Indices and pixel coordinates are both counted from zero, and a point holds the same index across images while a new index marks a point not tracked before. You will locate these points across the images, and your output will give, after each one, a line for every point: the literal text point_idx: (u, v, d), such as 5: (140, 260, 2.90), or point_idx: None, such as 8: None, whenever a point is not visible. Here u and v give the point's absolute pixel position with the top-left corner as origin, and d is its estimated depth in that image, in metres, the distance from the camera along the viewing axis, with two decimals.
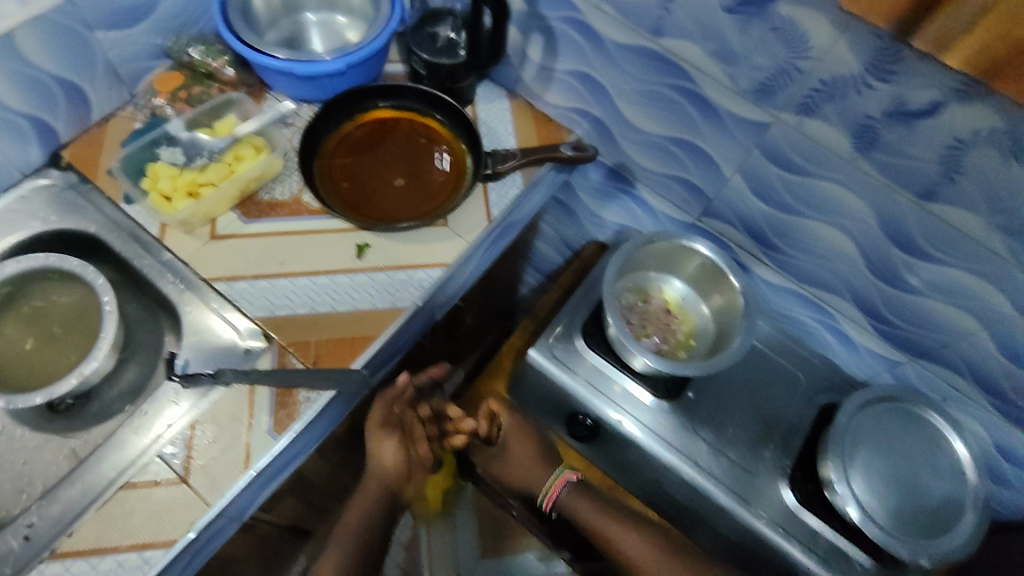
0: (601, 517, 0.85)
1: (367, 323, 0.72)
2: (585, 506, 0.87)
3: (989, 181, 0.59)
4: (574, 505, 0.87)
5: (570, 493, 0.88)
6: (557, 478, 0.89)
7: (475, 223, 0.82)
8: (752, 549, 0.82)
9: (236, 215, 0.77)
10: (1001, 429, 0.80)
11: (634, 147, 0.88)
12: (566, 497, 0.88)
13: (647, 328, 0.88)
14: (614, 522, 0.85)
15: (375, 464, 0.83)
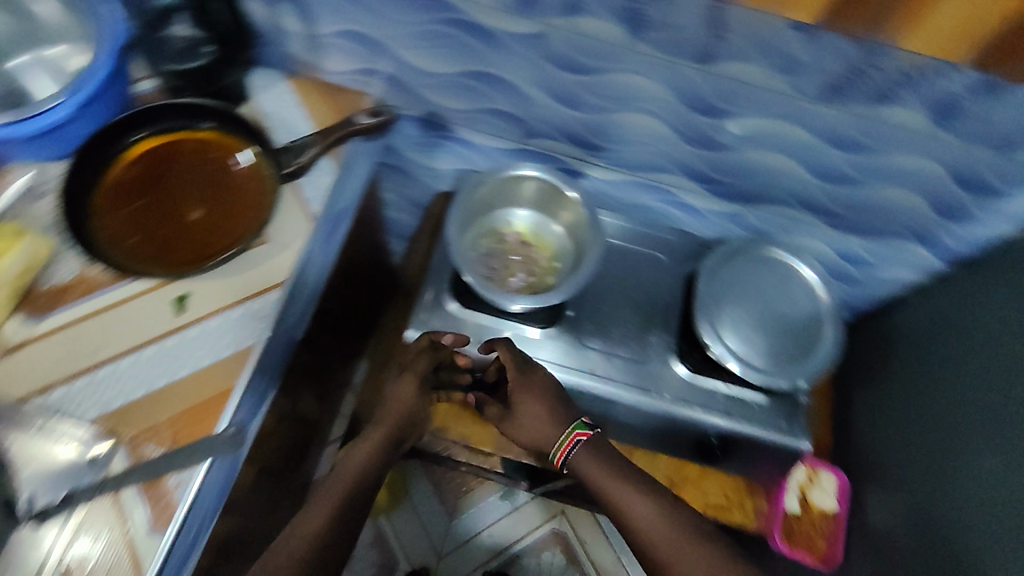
0: (614, 481, 0.70)
1: (218, 379, 0.67)
2: (597, 470, 0.71)
3: (751, 30, 0.60)
4: (582, 468, 0.72)
5: (580, 455, 0.73)
6: (564, 439, 0.73)
7: (297, 227, 0.75)
8: (668, 429, 0.88)
9: (21, 317, 0.67)
10: (835, 239, 0.89)
11: (433, 92, 0.83)
12: (576, 462, 0.73)
13: (510, 268, 0.87)
14: (626, 487, 0.70)
15: (381, 423, 0.75)
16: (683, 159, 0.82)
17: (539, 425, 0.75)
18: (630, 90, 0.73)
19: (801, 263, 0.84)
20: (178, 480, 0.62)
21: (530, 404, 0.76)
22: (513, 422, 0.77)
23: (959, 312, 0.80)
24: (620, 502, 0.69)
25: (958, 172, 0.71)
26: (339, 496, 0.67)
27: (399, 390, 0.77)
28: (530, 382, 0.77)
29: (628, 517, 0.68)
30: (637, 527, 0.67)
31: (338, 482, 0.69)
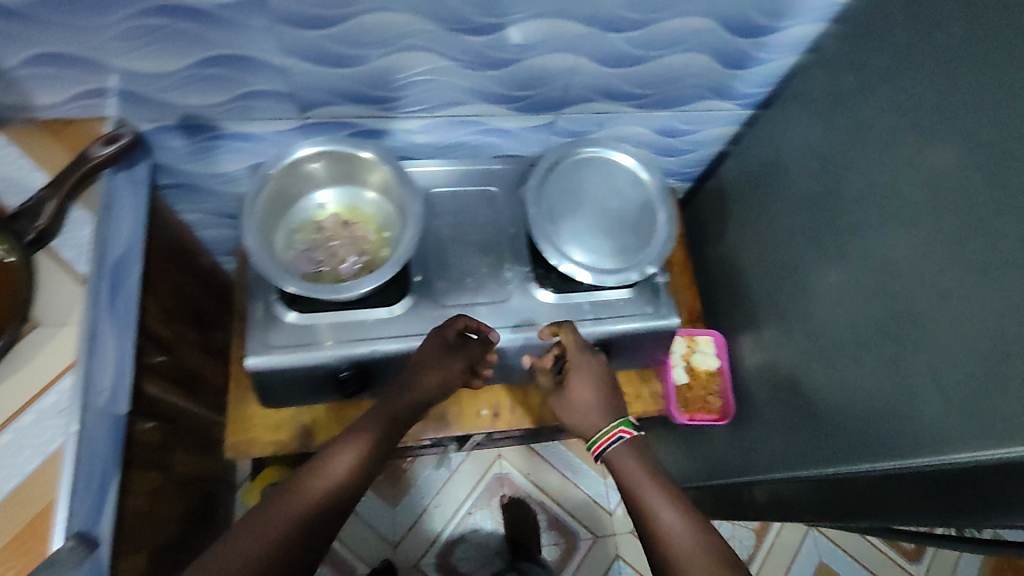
0: (648, 478, 0.71)
1: (32, 496, 0.58)
2: (633, 465, 0.73)
3: None
4: (617, 461, 0.74)
5: (618, 449, 0.75)
6: (606, 430, 0.76)
7: (69, 298, 0.65)
8: None
9: None
10: (647, 118, 0.89)
11: (177, 96, 0.72)
12: (611, 457, 0.75)
13: (338, 254, 0.77)
14: (657, 488, 0.70)
15: (368, 432, 0.71)
16: (473, 85, 0.77)
17: (586, 410, 0.78)
18: (388, 30, 0.66)
19: (610, 150, 0.84)
20: None
21: (585, 391, 0.78)
22: (561, 401, 0.80)
23: (780, 151, 0.82)
24: (646, 495, 0.70)
25: (729, 19, 0.71)
26: (290, 516, 0.63)
27: (432, 375, 0.75)
28: (587, 370, 0.78)
29: (650, 509, 0.68)
30: (655, 511, 0.68)
31: (290, 494, 0.65)
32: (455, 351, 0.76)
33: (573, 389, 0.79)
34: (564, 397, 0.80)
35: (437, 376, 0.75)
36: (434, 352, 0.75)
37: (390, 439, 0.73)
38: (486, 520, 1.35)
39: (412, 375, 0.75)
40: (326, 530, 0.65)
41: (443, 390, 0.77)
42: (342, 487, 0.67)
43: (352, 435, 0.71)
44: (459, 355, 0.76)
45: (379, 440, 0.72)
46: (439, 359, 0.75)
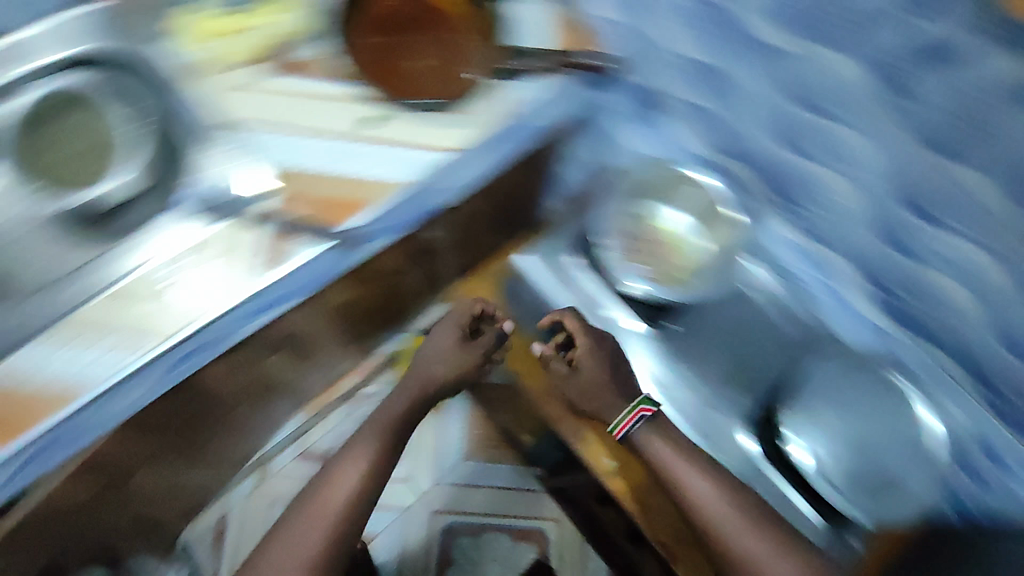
0: (679, 457, 0.83)
1: (369, 191, 0.78)
2: (660, 447, 0.84)
3: (1004, 136, 0.57)
4: (648, 443, 0.85)
5: (643, 428, 0.85)
6: (622, 417, 0.86)
7: (493, 117, 0.82)
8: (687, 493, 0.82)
9: (263, 70, 0.82)
10: (983, 423, 0.76)
11: (668, 74, 0.85)
12: (636, 436, 0.86)
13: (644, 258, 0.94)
14: (694, 466, 0.83)
15: (355, 444, 0.91)
16: (865, 250, 0.77)
17: (599, 381, 0.89)
18: (848, 152, 0.70)
19: (921, 403, 0.83)
20: (300, 245, 0.76)
21: (595, 365, 0.89)
22: (572, 379, 0.90)
23: None
24: (687, 484, 0.82)
25: None
26: (339, 485, 0.87)
27: (445, 363, 0.96)
28: (590, 348, 0.89)
29: (688, 491, 0.82)
30: (703, 508, 0.81)
31: (343, 465, 0.89)
32: (458, 340, 0.97)
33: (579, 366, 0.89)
34: (572, 377, 0.90)
35: (442, 362, 0.96)
36: (443, 342, 0.97)
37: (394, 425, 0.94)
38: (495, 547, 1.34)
39: (415, 365, 0.97)
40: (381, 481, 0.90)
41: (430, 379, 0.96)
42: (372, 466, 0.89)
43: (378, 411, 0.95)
44: (461, 347, 0.96)
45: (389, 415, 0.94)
46: (455, 347, 0.96)
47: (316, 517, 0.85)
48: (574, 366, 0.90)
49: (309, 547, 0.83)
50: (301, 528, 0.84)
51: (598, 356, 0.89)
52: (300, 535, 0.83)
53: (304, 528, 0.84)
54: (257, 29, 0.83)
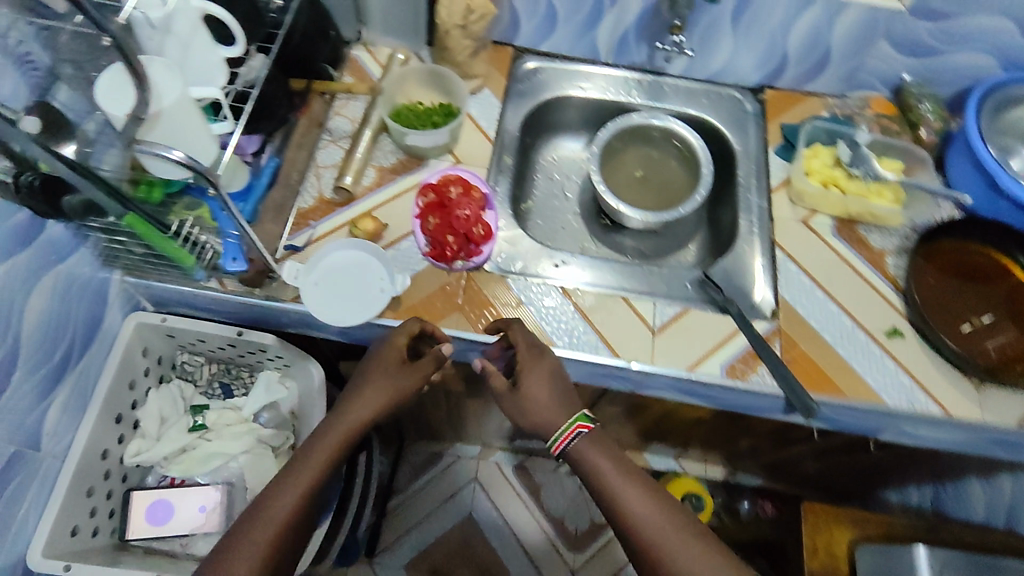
0: (617, 467, 0.63)
1: (846, 378, 0.72)
2: (597, 458, 0.63)
3: None
4: (580, 460, 0.63)
5: (581, 445, 0.64)
6: (560, 429, 0.65)
7: (1004, 415, 0.70)
8: None
9: (831, 222, 0.81)
10: None
11: None
12: (573, 452, 0.64)
13: None
14: (635, 483, 0.61)
15: (329, 431, 0.66)
16: None
17: (548, 407, 0.66)
18: None
19: None
20: (763, 375, 0.72)
21: (539, 386, 0.67)
22: (514, 403, 0.68)
23: None
24: (603, 475, 0.62)
25: None
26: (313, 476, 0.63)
27: (376, 389, 0.68)
28: (540, 366, 0.68)
29: (619, 506, 0.60)
30: (637, 518, 0.60)
31: (311, 454, 0.64)
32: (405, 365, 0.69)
33: (524, 382, 0.67)
34: (516, 399, 0.67)
35: (390, 377, 0.68)
36: (375, 366, 0.69)
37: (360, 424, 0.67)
38: None
39: (358, 389, 0.68)
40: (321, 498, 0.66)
41: (381, 399, 0.68)
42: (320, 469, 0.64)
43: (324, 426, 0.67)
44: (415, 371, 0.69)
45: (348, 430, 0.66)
46: (390, 373, 0.68)
47: (287, 507, 0.61)
48: (518, 386, 0.67)
49: (287, 507, 0.61)
50: (277, 502, 0.61)
51: (542, 367, 0.68)
52: (266, 518, 0.60)
53: (281, 492, 0.61)
54: (867, 202, 0.79)
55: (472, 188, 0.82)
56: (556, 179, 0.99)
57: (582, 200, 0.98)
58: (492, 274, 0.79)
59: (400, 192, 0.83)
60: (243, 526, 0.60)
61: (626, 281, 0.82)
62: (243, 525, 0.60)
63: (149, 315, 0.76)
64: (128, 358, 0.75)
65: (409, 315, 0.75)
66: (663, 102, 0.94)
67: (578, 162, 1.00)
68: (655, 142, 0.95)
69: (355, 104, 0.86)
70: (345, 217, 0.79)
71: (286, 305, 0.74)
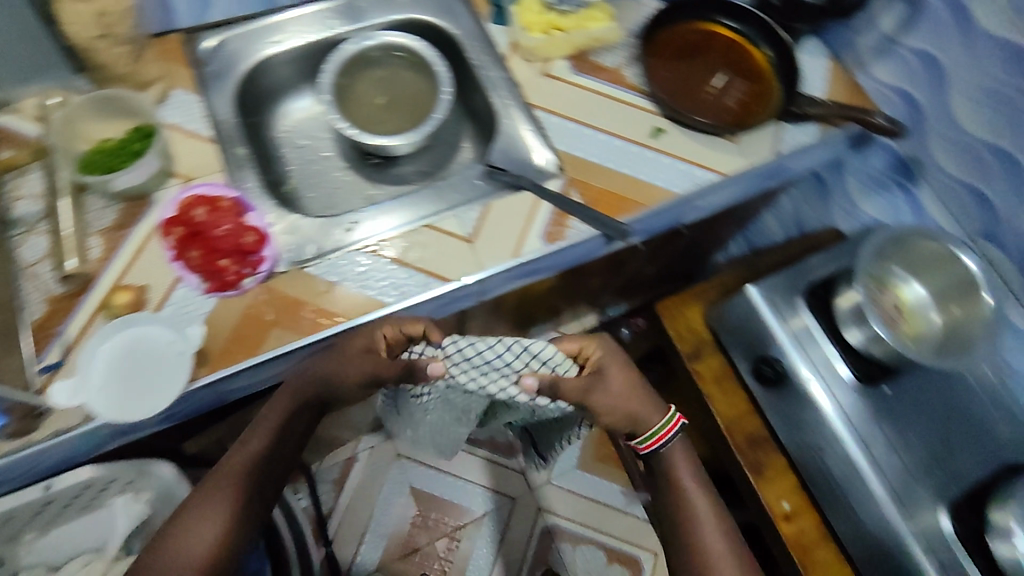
0: (697, 483, 0.76)
1: (642, 192, 0.82)
2: (688, 472, 0.76)
3: None
4: (680, 462, 0.77)
5: (679, 448, 0.77)
6: (665, 424, 0.73)
7: (759, 150, 0.87)
8: (866, 538, 0.81)
9: (568, 64, 0.88)
10: None
11: (941, 146, 0.86)
12: (664, 453, 0.77)
13: (879, 312, 0.84)
14: (704, 495, 0.75)
15: (233, 462, 0.69)
16: None
17: (625, 387, 0.71)
18: None
19: None
20: (576, 225, 0.78)
21: (621, 372, 0.72)
22: (597, 391, 0.69)
23: None
24: (706, 510, 0.74)
25: None
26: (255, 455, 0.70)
27: (348, 365, 0.65)
28: (614, 354, 0.73)
29: (692, 513, 0.74)
30: (711, 533, 0.73)
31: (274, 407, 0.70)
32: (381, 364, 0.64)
33: (608, 373, 0.71)
34: (598, 385, 0.69)
35: (354, 363, 0.65)
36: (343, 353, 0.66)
37: (283, 441, 0.71)
38: (588, 560, 1.35)
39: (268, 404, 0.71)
40: (280, 459, 0.73)
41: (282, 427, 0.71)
42: (257, 461, 0.70)
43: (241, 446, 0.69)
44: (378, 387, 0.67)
45: (256, 460, 0.70)
46: (354, 352, 0.65)
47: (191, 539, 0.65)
48: (603, 373, 0.70)
49: (216, 537, 0.65)
50: (224, 484, 0.67)
51: (621, 366, 0.72)
52: (202, 520, 0.66)
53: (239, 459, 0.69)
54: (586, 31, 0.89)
55: (218, 201, 0.74)
56: (304, 144, 0.93)
57: (341, 150, 0.93)
58: (287, 270, 0.72)
59: (142, 243, 0.71)
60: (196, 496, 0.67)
61: (422, 203, 0.78)
62: (224, 462, 0.69)
63: (555, 351, 0.64)
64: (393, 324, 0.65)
65: (227, 358, 0.67)
66: (364, 19, 0.91)
67: (319, 116, 0.94)
68: (376, 62, 0.91)
69: (29, 179, 0.73)
70: (90, 306, 0.67)
71: (81, 428, 0.63)
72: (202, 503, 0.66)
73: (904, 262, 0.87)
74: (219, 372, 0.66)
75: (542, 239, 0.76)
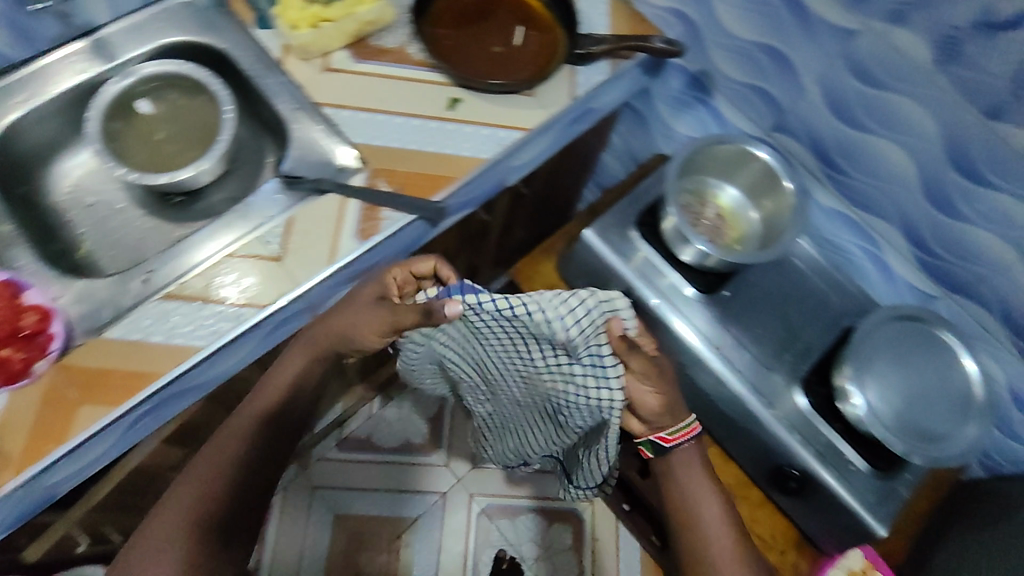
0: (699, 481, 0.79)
1: (449, 165, 0.80)
2: (689, 471, 0.79)
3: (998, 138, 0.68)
4: (683, 461, 0.79)
5: (693, 450, 0.79)
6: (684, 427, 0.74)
7: (558, 97, 0.87)
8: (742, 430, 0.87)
9: (347, 54, 0.84)
10: (1020, 373, 0.82)
11: (721, 54, 0.89)
12: (675, 459, 0.78)
13: (699, 226, 0.90)
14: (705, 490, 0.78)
15: (212, 454, 0.74)
16: (909, 213, 0.81)
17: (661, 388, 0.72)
18: (901, 120, 0.75)
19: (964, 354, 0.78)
20: (388, 215, 0.76)
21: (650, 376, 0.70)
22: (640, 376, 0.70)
23: None
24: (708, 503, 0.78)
25: None
26: (232, 445, 0.74)
27: (351, 317, 0.71)
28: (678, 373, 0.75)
29: (693, 507, 0.79)
30: (707, 523, 0.78)
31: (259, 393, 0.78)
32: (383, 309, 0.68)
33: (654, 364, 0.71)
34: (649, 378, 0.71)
35: (368, 312, 0.70)
36: (352, 305, 0.73)
37: (292, 396, 0.78)
38: (529, 527, 1.37)
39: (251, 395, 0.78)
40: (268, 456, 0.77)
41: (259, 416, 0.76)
42: (233, 454, 0.74)
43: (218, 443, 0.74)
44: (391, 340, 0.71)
45: (233, 454, 0.74)
46: (362, 304, 0.71)
47: (200, 482, 0.72)
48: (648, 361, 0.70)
49: (180, 540, 0.68)
50: (197, 477, 0.72)
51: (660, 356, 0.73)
52: (168, 522, 0.69)
53: (217, 451, 0.74)
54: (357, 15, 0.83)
55: None
56: (93, 201, 0.86)
57: (135, 198, 0.86)
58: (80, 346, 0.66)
59: None
60: (172, 495, 0.72)
61: (223, 232, 0.74)
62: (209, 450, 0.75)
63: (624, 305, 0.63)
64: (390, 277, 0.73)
65: (38, 449, 0.62)
66: (121, 55, 0.83)
67: (99, 172, 0.87)
68: (146, 98, 0.85)
69: None
70: None
71: None
72: (174, 499, 0.71)
73: (716, 171, 0.92)
74: (45, 458, 0.62)
75: (355, 236, 0.74)
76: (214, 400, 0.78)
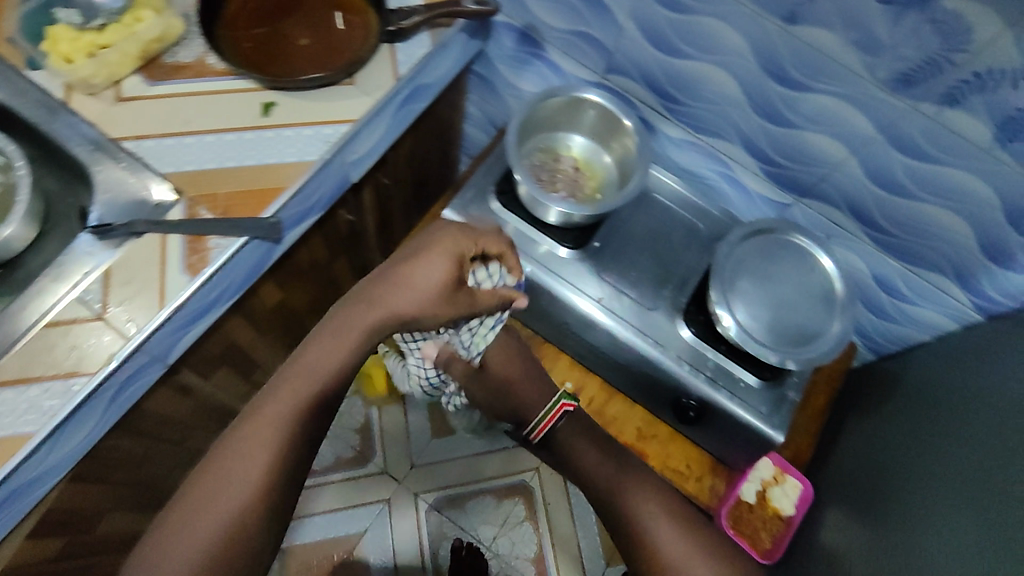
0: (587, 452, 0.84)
1: (276, 175, 0.75)
2: (578, 444, 0.85)
3: (801, 41, 0.68)
4: (568, 436, 0.86)
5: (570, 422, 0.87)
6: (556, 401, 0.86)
7: (380, 80, 0.83)
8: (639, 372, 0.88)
9: (140, 78, 0.77)
10: (877, 258, 0.85)
11: (538, 4, 0.86)
12: (560, 431, 0.87)
13: (556, 184, 0.90)
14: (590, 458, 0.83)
15: (249, 455, 0.61)
16: (747, 129, 0.82)
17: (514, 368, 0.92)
18: (714, 39, 0.74)
19: (820, 254, 0.81)
20: (217, 243, 0.70)
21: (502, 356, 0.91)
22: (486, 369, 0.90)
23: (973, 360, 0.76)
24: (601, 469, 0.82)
25: (1012, 208, 0.68)
26: (269, 439, 0.61)
27: (410, 299, 0.68)
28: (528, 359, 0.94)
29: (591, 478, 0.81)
30: (611, 487, 0.80)
31: (302, 373, 0.65)
32: (452, 283, 0.70)
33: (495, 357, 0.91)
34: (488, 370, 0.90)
35: (420, 303, 0.69)
36: (416, 273, 0.68)
37: (339, 384, 0.67)
38: (480, 510, 1.37)
39: (288, 369, 0.65)
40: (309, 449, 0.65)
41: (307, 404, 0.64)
42: (284, 454, 0.62)
43: (261, 429, 0.61)
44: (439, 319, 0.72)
45: (277, 452, 0.61)
46: (427, 283, 0.68)
47: (242, 473, 0.60)
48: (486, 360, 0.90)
49: None
50: (213, 486, 0.59)
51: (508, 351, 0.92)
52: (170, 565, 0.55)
53: (255, 451, 0.61)
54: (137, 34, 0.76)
55: None
56: None
57: None
58: None
59: None
60: (187, 513, 0.58)
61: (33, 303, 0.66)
62: (234, 447, 0.61)
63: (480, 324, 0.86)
64: (479, 236, 0.76)
65: None
66: None
67: None
68: None
69: None
70: None
71: None
72: (202, 509, 0.58)
73: (562, 123, 0.91)
74: None
75: (182, 272, 0.68)
76: (79, 478, 0.72)
